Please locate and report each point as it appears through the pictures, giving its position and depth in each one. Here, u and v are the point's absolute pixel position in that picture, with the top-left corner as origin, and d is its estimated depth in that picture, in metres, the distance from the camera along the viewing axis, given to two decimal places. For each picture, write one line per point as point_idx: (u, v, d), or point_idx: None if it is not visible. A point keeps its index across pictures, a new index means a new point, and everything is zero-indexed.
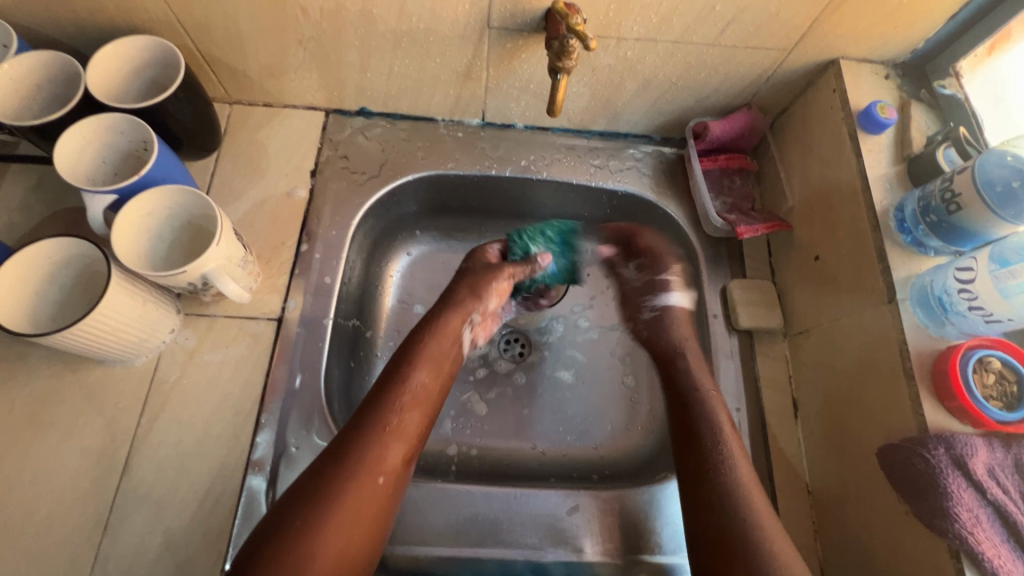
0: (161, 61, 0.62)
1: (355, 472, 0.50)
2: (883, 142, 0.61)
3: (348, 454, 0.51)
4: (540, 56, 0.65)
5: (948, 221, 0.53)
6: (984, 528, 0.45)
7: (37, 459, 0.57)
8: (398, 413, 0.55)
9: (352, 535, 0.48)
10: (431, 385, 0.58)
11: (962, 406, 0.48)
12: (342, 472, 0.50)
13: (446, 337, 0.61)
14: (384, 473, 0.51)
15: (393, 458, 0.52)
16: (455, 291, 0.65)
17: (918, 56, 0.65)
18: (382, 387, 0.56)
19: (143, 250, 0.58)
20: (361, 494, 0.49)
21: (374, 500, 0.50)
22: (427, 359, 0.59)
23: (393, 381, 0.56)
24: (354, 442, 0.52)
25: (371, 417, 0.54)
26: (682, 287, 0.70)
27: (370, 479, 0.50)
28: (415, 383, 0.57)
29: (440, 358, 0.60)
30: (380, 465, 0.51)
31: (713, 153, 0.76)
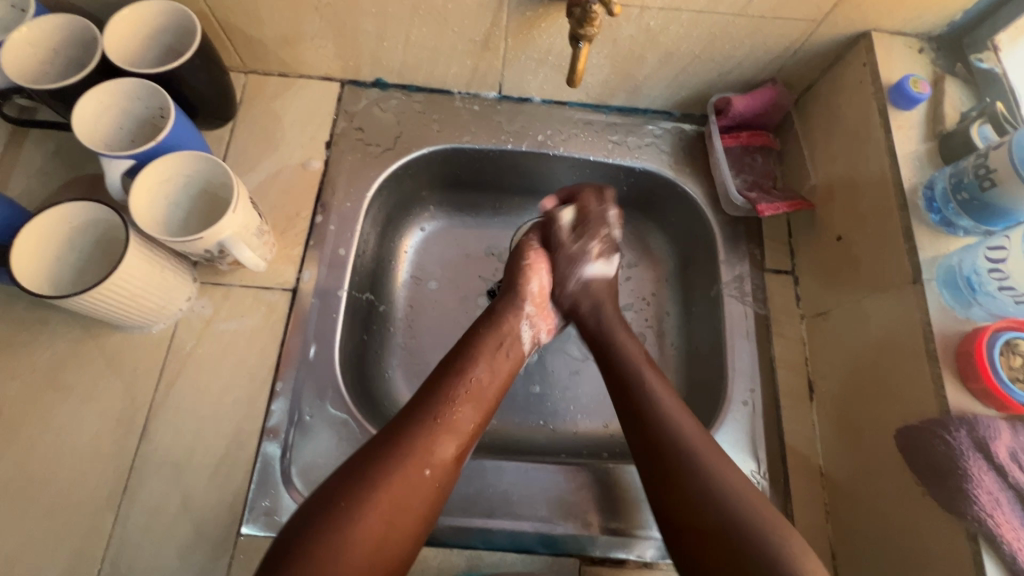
0: (176, 26, 0.61)
1: (403, 458, 0.49)
2: (914, 118, 0.59)
3: (396, 439, 0.50)
4: (560, 26, 0.64)
5: (980, 199, 0.51)
6: (1003, 511, 0.44)
7: (59, 420, 0.58)
8: (450, 406, 0.54)
9: (394, 528, 0.46)
10: (489, 381, 0.57)
11: (986, 388, 0.47)
12: (389, 458, 0.49)
13: (500, 331, 0.61)
14: (434, 465, 0.50)
15: (442, 451, 0.51)
16: (508, 287, 0.66)
17: (954, 28, 0.63)
18: (439, 379, 0.56)
19: (160, 217, 0.58)
20: (405, 483, 0.48)
21: (422, 492, 0.49)
22: (484, 352, 0.59)
23: (449, 372, 0.57)
24: (405, 429, 0.51)
25: (426, 406, 0.53)
26: (602, 255, 0.69)
27: (416, 469, 0.49)
28: (471, 377, 0.56)
29: (496, 353, 0.59)
30: (429, 457, 0.50)
31: (735, 130, 0.74)
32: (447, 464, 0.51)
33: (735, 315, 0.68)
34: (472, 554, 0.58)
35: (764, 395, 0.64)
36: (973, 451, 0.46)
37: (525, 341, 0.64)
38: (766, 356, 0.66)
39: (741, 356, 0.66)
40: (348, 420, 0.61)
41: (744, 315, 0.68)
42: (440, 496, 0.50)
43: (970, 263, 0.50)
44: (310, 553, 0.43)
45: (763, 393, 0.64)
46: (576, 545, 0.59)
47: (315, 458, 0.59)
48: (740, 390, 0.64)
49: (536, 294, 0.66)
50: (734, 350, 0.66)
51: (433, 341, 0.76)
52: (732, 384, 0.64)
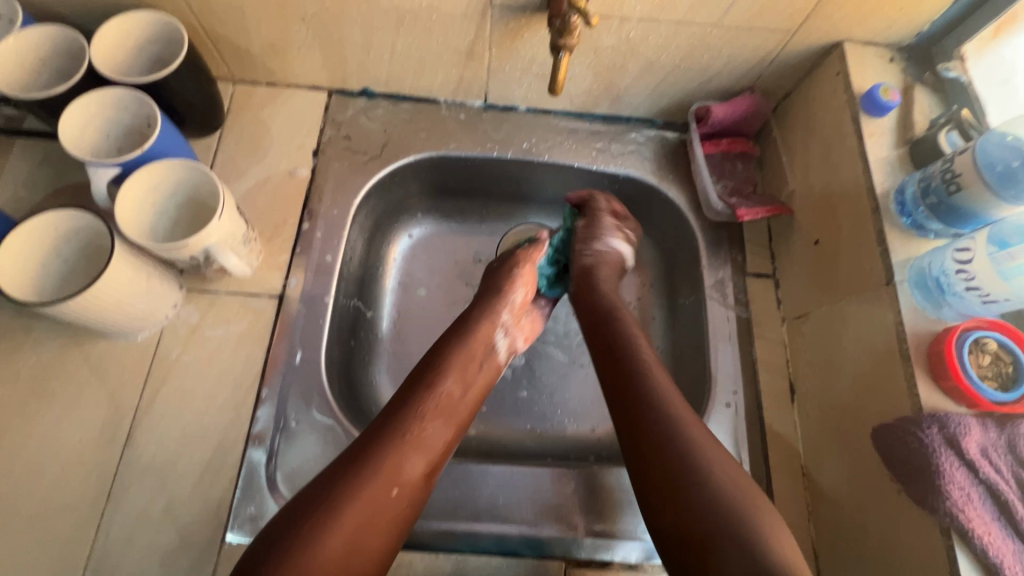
0: (164, 37, 0.62)
1: (369, 478, 0.48)
2: (886, 126, 0.61)
3: (361, 460, 0.49)
4: (542, 36, 0.65)
5: (947, 203, 0.53)
6: (975, 506, 0.45)
7: (42, 427, 0.58)
8: (418, 422, 0.53)
9: (357, 555, 0.45)
10: (462, 394, 0.57)
11: (956, 386, 0.48)
12: (353, 480, 0.48)
13: (475, 343, 0.61)
14: (401, 486, 0.50)
15: (407, 469, 0.50)
16: (486, 292, 0.67)
17: (923, 38, 0.65)
18: (408, 395, 0.55)
19: (146, 225, 0.58)
20: (372, 504, 0.47)
21: (387, 517, 0.48)
22: (457, 366, 0.58)
23: (420, 388, 0.56)
24: (371, 450, 0.50)
25: (394, 425, 0.52)
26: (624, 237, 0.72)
27: (381, 492, 0.48)
28: (441, 392, 0.56)
29: (471, 365, 0.59)
30: (396, 477, 0.49)
31: (715, 137, 0.76)
32: (415, 484, 0.51)
33: (718, 318, 0.69)
34: (457, 558, 0.58)
35: (746, 398, 0.65)
36: (945, 447, 0.47)
37: (499, 351, 0.63)
38: (747, 358, 0.67)
39: (723, 358, 0.67)
40: (334, 426, 0.61)
41: (726, 317, 0.69)
42: (405, 518, 0.49)
43: (938, 265, 0.51)
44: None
45: (745, 395, 0.65)
46: (562, 547, 0.59)
47: (300, 464, 0.59)
48: (723, 392, 0.65)
49: (517, 305, 0.67)
50: (716, 352, 0.67)
51: (420, 346, 0.77)
52: (715, 387, 0.65)
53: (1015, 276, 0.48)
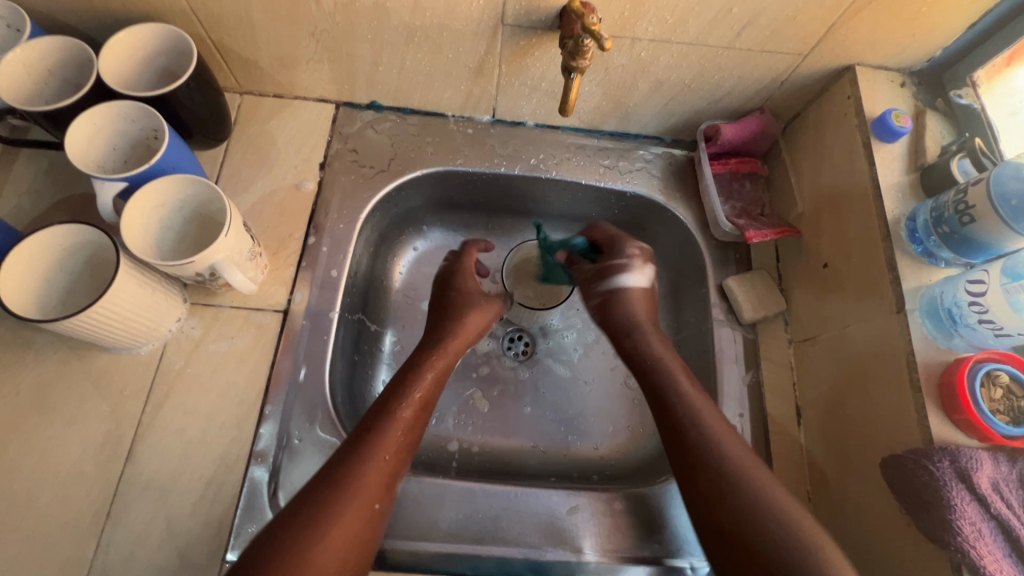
0: (173, 50, 0.61)
1: (353, 494, 0.50)
2: (897, 151, 0.61)
3: (323, 491, 0.49)
4: (553, 55, 0.65)
5: (960, 233, 0.52)
6: (986, 542, 0.45)
7: (42, 443, 0.57)
8: (377, 447, 0.53)
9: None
10: (415, 418, 0.58)
11: (968, 419, 0.48)
12: (337, 498, 0.49)
13: (443, 363, 0.65)
14: (362, 514, 0.49)
15: (369, 496, 0.51)
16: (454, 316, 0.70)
17: (934, 64, 0.65)
18: (366, 422, 0.56)
19: (153, 240, 0.58)
20: (359, 517, 0.49)
21: (349, 550, 0.47)
22: (413, 390, 0.60)
23: (378, 413, 0.57)
24: (331, 480, 0.50)
25: (355, 452, 0.52)
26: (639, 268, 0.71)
27: (344, 524, 0.48)
28: (400, 417, 0.57)
29: (427, 388, 0.61)
30: (359, 505, 0.50)
31: (724, 156, 0.76)
32: (377, 512, 0.51)
33: (724, 339, 0.69)
34: None
35: (752, 421, 0.65)
36: (956, 481, 0.46)
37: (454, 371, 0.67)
38: (753, 381, 0.67)
39: (729, 380, 0.67)
40: (337, 443, 0.61)
41: (733, 338, 0.69)
42: (367, 547, 0.49)
43: (951, 296, 0.51)
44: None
45: (751, 418, 0.65)
46: (566, 570, 0.58)
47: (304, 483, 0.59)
48: (728, 414, 0.65)
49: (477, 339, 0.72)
50: (722, 374, 0.67)
51: None
52: (721, 409, 0.65)
53: None
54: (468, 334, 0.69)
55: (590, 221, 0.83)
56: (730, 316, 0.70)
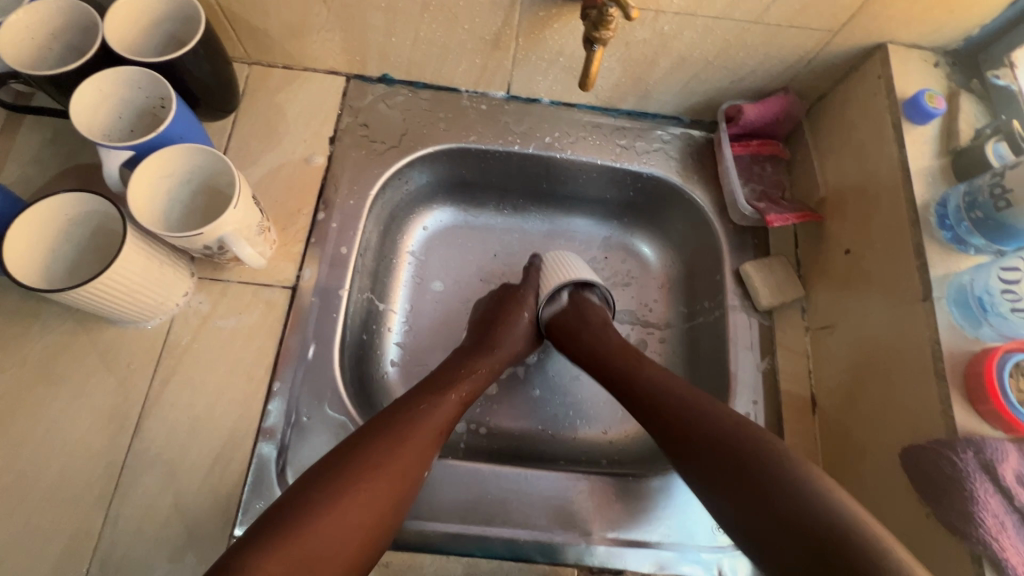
0: (179, 15, 0.59)
1: (399, 458, 0.51)
2: (928, 133, 0.59)
3: (357, 457, 0.50)
4: (573, 27, 0.63)
5: (995, 218, 0.51)
6: (1009, 535, 0.44)
7: (49, 414, 0.57)
8: (416, 425, 0.54)
9: (328, 558, 0.45)
10: (460, 406, 0.59)
11: (995, 410, 0.47)
12: (384, 458, 0.50)
13: (497, 354, 0.66)
14: (387, 486, 0.50)
15: (401, 471, 0.51)
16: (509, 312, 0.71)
17: (971, 43, 0.62)
18: (411, 400, 0.56)
19: (160, 212, 0.57)
20: (396, 484, 0.50)
21: (356, 528, 0.47)
22: (461, 380, 0.61)
23: (426, 393, 0.58)
24: (365, 447, 0.51)
25: (394, 428, 0.53)
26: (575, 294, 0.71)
27: (370, 492, 0.48)
28: (444, 400, 0.58)
29: (472, 377, 0.62)
30: (389, 478, 0.50)
31: (745, 138, 0.74)
32: (406, 487, 0.51)
33: (740, 325, 0.68)
34: (469, 562, 0.56)
35: (767, 408, 0.64)
36: (980, 473, 0.45)
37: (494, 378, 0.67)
38: (769, 367, 0.66)
39: (744, 366, 0.65)
40: (346, 422, 0.60)
41: (748, 324, 0.68)
42: (386, 523, 0.49)
43: (982, 284, 0.50)
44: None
45: (765, 405, 0.64)
46: (576, 554, 0.58)
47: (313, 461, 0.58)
48: (742, 401, 0.64)
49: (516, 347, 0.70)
50: (737, 360, 0.66)
51: (432, 342, 0.76)
52: (734, 396, 0.64)
53: None
54: (515, 338, 0.68)
55: (604, 203, 0.81)
56: (746, 303, 0.68)
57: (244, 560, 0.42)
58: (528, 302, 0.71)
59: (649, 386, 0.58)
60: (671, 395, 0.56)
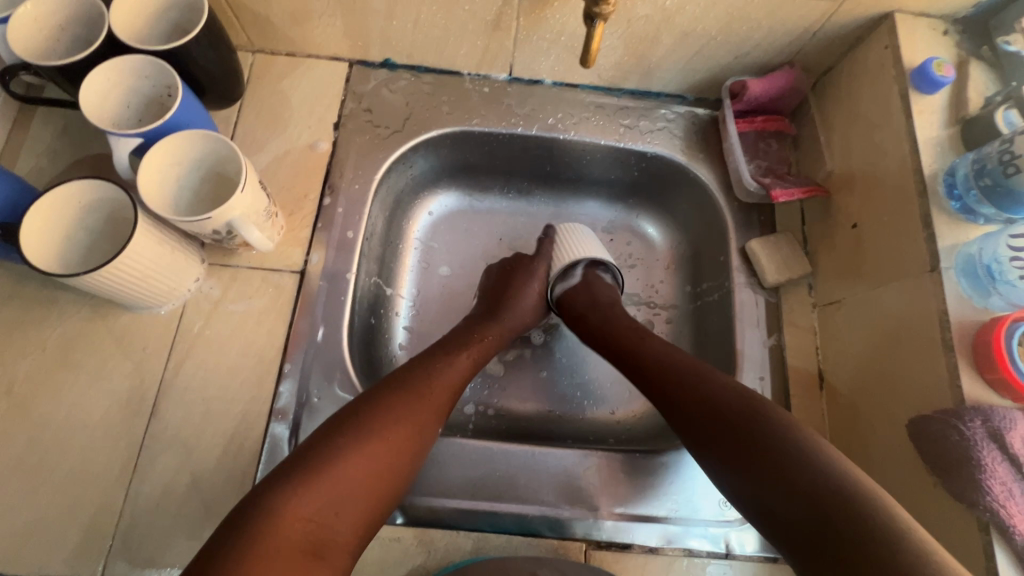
0: (184, 3, 0.60)
1: (417, 409, 0.54)
2: (937, 103, 0.58)
3: (377, 407, 0.52)
4: (573, 5, 0.62)
5: (1004, 185, 0.50)
6: (1016, 502, 0.44)
7: (69, 397, 0.58)
8: (432, 381, 0.57)
9: (352, 500, 0.47)
10: (472, 367, 0.62)
11: (1003, 379, 0.46)
12: (402, 408, 0.53)
13: (509, 319, 0.68)
14: (405, 435, 0.52)
15: (419, 423, 0.53)
16: (517, 278, 0.71)
17: (981, 10, 0.61)
18: (427, 359, 0.59)
19: (169, 198, 0.58)
20: (412, 434, 0.53)
21: (378, 472, 0.49)
22: (474, 344, 0.64)
23: (440, 353, 0.60)
24: (385, 399, 0.53)
25: (413, 381, 0.56)
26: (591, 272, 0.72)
27: (390, 441, 0.51)
28: (457, 360, 0.60)
29: (482, 341, 0.64)
30: (407, 428, 0.53)
31: (749, 114, 0.73)
32: (422, 439, 0.54)
33: (746, 303, 0.67)
34: (478, 537, 0.58)
35: (774, 383, 0.64)
36: (987, 441, 0.45)
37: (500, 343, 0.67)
38: (775, 344, 0.65)
39: (751, 344, 0.65)
40: None
41: (755, 301, 0.67)
42: (402, 472, 0.51)
43: (991, 252, 0.49)
44: (276, 519, 0.44)
45: (772, 381, 0.64)
46: (583, 528, 0.59)
47: None
48: (749, 378, 0.64)
49: (530, 307, 0.70)
50: (743, 338, 0.66)
51: (439, 325, 0.77)
52: (741, 373, 0.64)
53: None
54: (524, 309, 0.69)
55: (608, 184, 0.81)
56: (751, 281, 0.68)
57: (274, 500, 0.45)
58: (538, 271, 0.72)
59: (650, 354, 0.60)
60: (683, 365, 0.57)
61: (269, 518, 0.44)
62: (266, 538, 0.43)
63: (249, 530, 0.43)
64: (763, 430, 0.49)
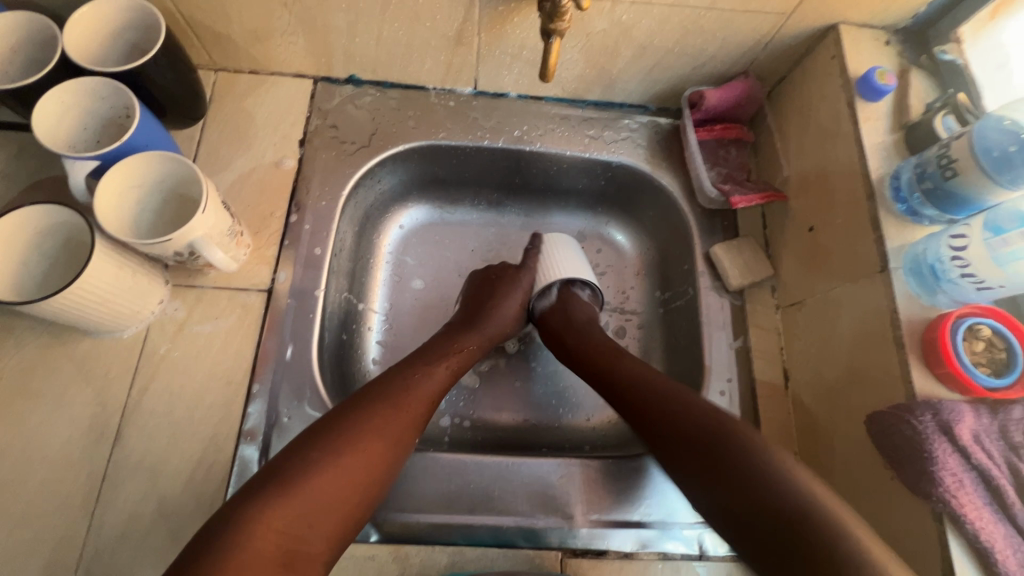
0: (141, 24, 0.59)
1: (393, 421, 0.54)
2: (882, 110, 0.60)
3: (351, 419, 0.52)
4: (532, 21, 0.64)
5: (943, 188, 0.53)
6: (967, 492, 0.45)
7: (28, 427, 0.57)
8: (410, 391, 0.57)
9: (325, 514, 0.47)
10: (449, 377, 0.62)
11: (950, 373, 0.48)
12: (377, 420, 0.53)
13: (488, 330, 0.68)
14: (381, 448, 0.52)
15: (396, 435, 0.53)
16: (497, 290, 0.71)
17: (919, 21, 0.64)
18: (404, 369, 0.59)
19: (130, 221, 0.57)
20: (388, 445, 0.53)
21: (354, 484, 0.49)
22: (452, 355, 0.63)
23: (418, 364, 0.60)
24: (361, 410, 0.53)
25: (390, 393, 0.55)
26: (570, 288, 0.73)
27: (363, 453, 0.51)
28: (435, 370, 0.60)
29: (461, 351, 0.64)
30: (383, 439, 0.52)
31: (709, 123, 0.75)
32: (397, 452, 0.53)
33: (713, 306, 0.69)
34: (454, 551, 0.57)
35: (741, 385, 0.65)
36: (938, 434, 0.47)
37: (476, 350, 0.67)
38: (741, 346, 0.67)
39: (717, 346, 0.67)
40: None
41: (721, 304, 0.69)
42: (376, 485, 0.51)
43: (933, 252, 0.52)
44: (248, 535, 0.43)
45: (739, 382, 0.65)
46: (559, 537, 0.59)
47: None
48: (717, 380, 0.65)
49: (512, 316, 0.70)
50: (710, 341, 0.67)
51: (412, 338, 0.77)
52: (710, 375, 0.65)
53: (1010, 261, 0.48)
54: (503, 321, 0.70)
55: (578, 194, 0.82)
56: (715, 285, 0.70)
57: (245, 515, 0.44)
58: (522, 284, 0.72)
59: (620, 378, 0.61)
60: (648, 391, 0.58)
61: (240, 532, 0.43)
62: (236, 552, 0.42)
63: (220, 546, 0.42)
64: (730, 448, 0.50)
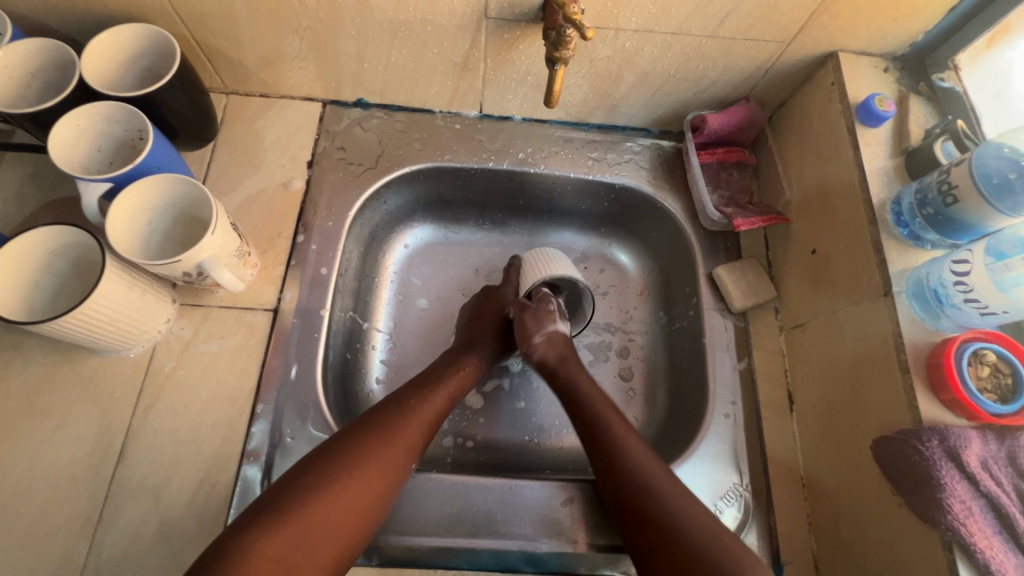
0: (157, 50, 0.61)
1: (387, 449, 0.53)
2: (881, 135, 0.61)
3: (349, 445, 0.52)
4: (537, 48, 0.65)
5: (945, 213, 0.53)
6: (976, 519, 0.45)
7: (32, 446, 0.57)
8: (406, 416, 0.57)
9: (322, 540, 0.47)
10: (447, 401, 0.62)
11: (955, 398, 0.48)
12: (372, 446, 0.53)
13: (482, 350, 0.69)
14: (376, 475, 0.52)
15: (391, 462, 0.53)
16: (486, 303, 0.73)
17: (917, 48, 0.65)
18: (401, 394, 0.59)
19: (139, 241, 0.58)
20: (384, 473, 0.52)
21: (352, 510, 0.49)
22: (449, 378, 0.64)
23: (417, 389, 0.60)
24: (358, 435, 0.53)
25: (388, 418, 0.55)
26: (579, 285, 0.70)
27: (359, 479, 0.51)
28: (432, 395, 0.60)
29: (459, 374, 0.65)
30: (379, 466, 0.52)
31: (711, 146, 0.76)
32: (394, 480, 0.53)
33: (716, 327, 0.69)
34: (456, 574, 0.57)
35: (745, 408, 0.65)
36: (946, 460, 0.46)
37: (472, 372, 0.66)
38: (745, 368, 0.67)
39: (721, 367, 0.67)
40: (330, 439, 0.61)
41: (724, 326, 0.69)
42: (373, 514, 0.51)
43: (936, 276, 0.52)
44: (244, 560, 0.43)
45: (744, 405, 0.65)
46: (562, 562, 0.59)
47: None
48: (721, 403, 0.65)
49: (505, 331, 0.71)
50: (714, 362, 0.67)
51: (415, 357, 0.77)
52: (714, 397, 0.65)
53: (1013, 287, 0.48)
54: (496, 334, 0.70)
55: (581, 215, 0.83)
56: (719, 306, 0.70)
57: (243, 542, 0.44)
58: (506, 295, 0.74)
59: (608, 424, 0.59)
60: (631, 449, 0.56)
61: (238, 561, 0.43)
62: None
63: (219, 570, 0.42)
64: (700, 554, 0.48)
